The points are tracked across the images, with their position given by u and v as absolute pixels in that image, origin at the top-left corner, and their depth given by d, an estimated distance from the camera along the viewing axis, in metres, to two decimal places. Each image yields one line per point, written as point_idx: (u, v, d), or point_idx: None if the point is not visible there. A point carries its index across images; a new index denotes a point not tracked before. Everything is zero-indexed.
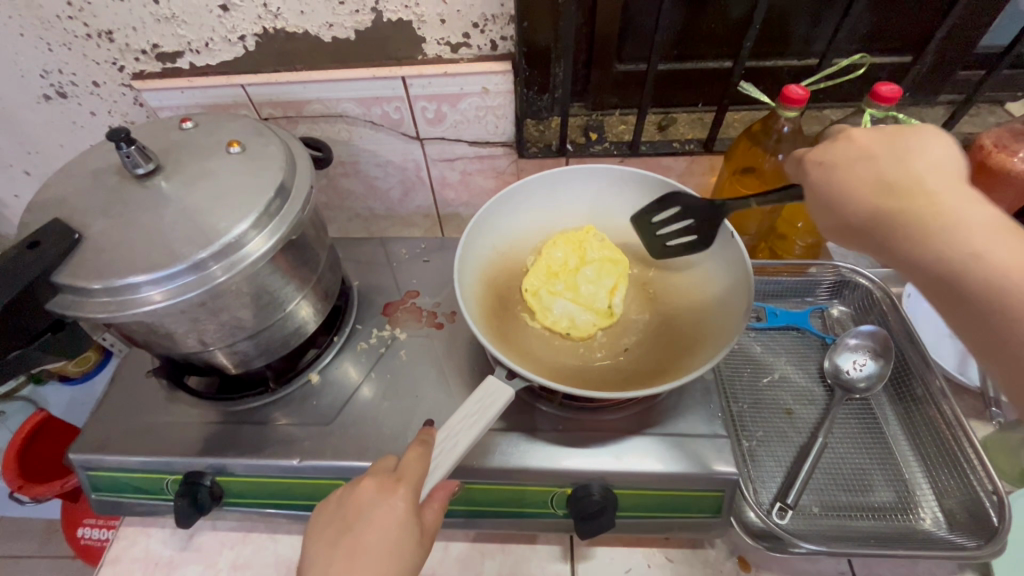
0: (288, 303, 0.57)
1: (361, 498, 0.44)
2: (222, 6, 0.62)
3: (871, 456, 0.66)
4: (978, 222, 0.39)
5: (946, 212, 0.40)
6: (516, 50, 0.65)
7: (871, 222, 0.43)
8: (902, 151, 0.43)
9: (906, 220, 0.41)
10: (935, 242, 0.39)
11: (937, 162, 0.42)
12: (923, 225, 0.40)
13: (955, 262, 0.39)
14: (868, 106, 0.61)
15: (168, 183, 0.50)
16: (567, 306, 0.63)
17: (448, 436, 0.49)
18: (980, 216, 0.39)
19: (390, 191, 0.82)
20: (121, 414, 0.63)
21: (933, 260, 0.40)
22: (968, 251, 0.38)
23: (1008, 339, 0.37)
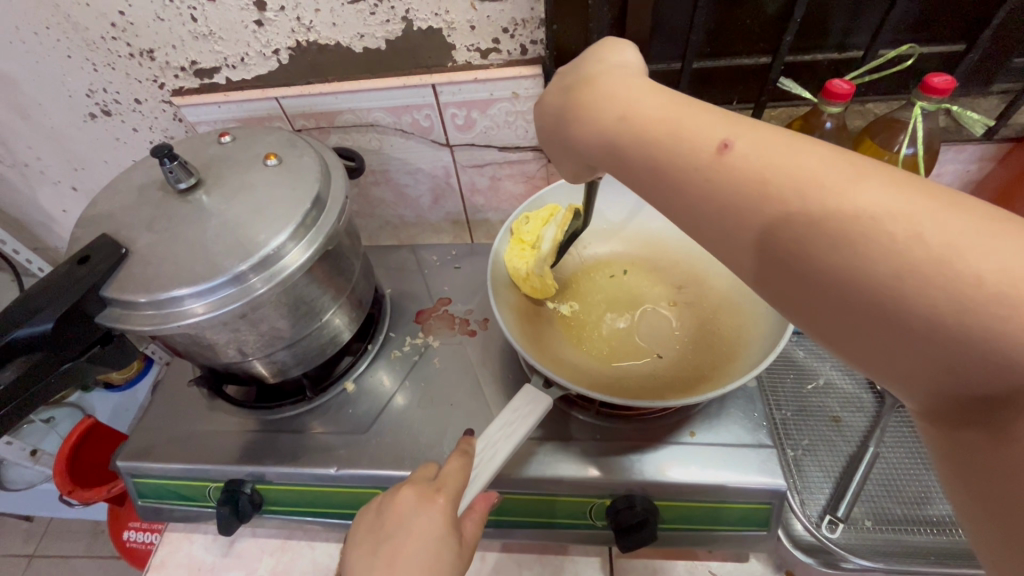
0: (324, 312, 0.58)
1: (403, 505, 0.44)
2: (257, 21, 0.62)
3: (927, 467, 0.63)
4: (635, 103, 0.37)
5: (638, 127, 0.36)
6: (545, 54, 0.64)
7: (570, 124, 0.41)
8: (597, 56, 0.43)
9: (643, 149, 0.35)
10: (611, 136, 0.37)
11: (621, 61, 0.42)
12: (656, 167, 0.34)
13: (637, 134, 0.36)
14: (918, 98, 0.58)
15: (208, 197, 0.51)
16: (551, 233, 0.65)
17: (484, 448, 0.48)
18: (636, 100, 0.37)
19: (420, 198, 0.82)
20: (164, 422, 0.64)
21: (638, 149, 0.35)
22: (625, 118, 0.37)
23: (703, 217, 0.32)
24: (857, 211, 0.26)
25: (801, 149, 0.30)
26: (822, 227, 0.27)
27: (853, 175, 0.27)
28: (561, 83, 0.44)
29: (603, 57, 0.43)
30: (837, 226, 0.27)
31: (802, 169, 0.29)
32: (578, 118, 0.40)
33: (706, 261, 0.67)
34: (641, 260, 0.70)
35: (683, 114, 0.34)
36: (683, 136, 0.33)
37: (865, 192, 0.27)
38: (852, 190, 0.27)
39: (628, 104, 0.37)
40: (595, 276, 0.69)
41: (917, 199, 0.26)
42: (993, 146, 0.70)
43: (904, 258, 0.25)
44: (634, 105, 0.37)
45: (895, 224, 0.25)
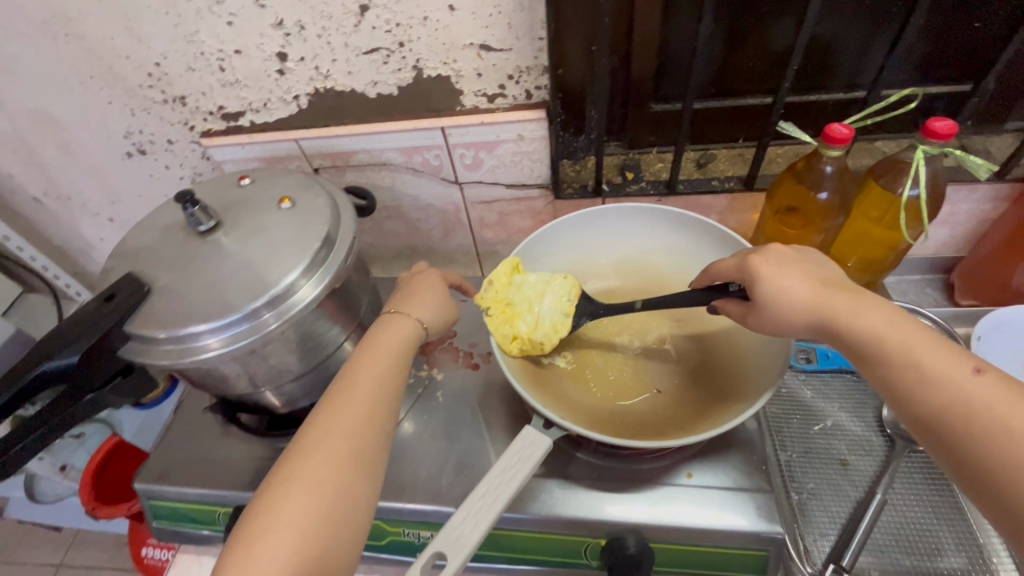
0: (332, 346, 0.60)
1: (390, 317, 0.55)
2: (279, 70, 0.67)
3: (938, 517, 0.61)
4: (793, 278, 0.48)
5: (810, 290, 0.48)
6: (549, 98, 0.67)
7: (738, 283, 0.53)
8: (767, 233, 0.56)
9: (792, 309, 0.48)
10: (774, 298, 0.49)
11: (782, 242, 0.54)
12: (796, 320, 0.48)
13: (799, 304, 0.48)
14: (921, 143, 0.58)
15: (226, 238, 0.55)
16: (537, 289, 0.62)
17: (466, 517, 0.47)
18: (797, 276, 0.49)
19: (431, 231, 0.85)
20: (180, 446, 0.67)
21: (802, 313, 0.47)
22: (786, 292, 0.48)
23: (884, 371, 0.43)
24: (951, 380, 0.40)
25: (911, 327, 0.43)
26: (922, 388, 0.40)
27: (962, 364, 0.40)
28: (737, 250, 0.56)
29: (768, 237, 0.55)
30: (927, 391, 0.40)
31: (904, 343, 0.42)
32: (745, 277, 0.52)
33: None
34: (639, 293, 0.71)
35: (834, 297, 0.46)
36: (837, 303, 0.46)
37: (933, 363, 0.41)
38: (956, 374, 0.40)
39: (789, 278, 0.48)
40: None
41: (980, 379, 0.39)
42: (1006, 186, 0.69)
43: (977, 419, 0.38)
44: (796, 281, 0.48)
45: (958, 392, 0.39)
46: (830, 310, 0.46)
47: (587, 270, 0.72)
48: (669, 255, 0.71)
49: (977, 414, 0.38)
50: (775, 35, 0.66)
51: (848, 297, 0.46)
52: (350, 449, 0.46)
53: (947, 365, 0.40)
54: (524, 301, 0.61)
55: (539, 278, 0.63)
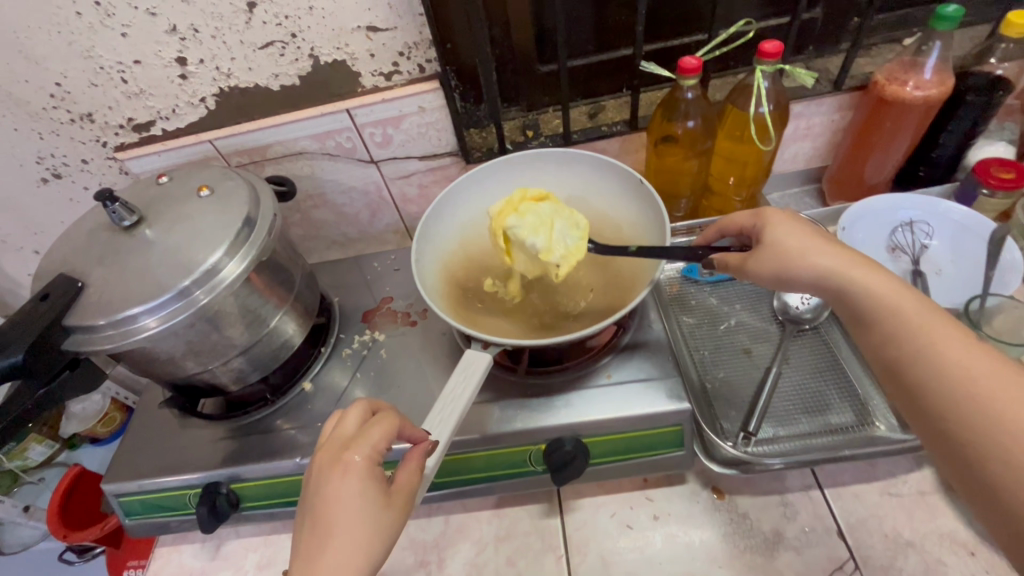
0: (271, 319, 0.65)
1: (358, 420, 0.50)
2: (181, 75, 0.70)
3: (826, 381, 0.71)
4: (799, 243, 0.52)
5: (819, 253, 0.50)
6: (441, 69, 0.73)
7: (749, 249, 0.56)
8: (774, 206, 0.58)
9: (791, 264, 0.51)
10: (780, 258, 0.52)
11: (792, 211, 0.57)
12: (803, 278, 0.51)
13: (802, 265, 0.51)
14: (758, 64, 0.67)
15: (151, 230, 0.58)
16: (559, 225, 0.64)
17: (443, 407, 0.54)
18: (801, 241, 0.52)
19: (359, 214, 0.90)
20: (142, 444, 0.70)
21: (807, 272, 0.50)
22: (794, 254, 0.51)
23: (883, 335, 0.46)
24: (945, 351, 0.42)
25: (917, 301, 0.46)
26: (913, 351, 0.44)
27: (961, 343, 0.42)
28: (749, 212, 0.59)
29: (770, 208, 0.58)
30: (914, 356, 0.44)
31: (906, 309, 0.45)
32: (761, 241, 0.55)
33: (607, 219, 0.75)
34: None
35: (847, 265, 0.49)
36: (855, 266, 0.49)
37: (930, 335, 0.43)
38: (953, 348, 0.42)
39: (798, 245, 0.51)
40: None
41: (973, 353, 0.42)
42: (845, 96, 0.80)
43: (960, 382, 0.41)
44: (802, 248, 0.51)
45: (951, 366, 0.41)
46: (835, 271, 0.49)
47: None
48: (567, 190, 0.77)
49: (958, 377, 0.41)
50: None
51: (865, 265, 0.49)
52: (365, 482, 0.45)
53: (942, 339, 0.43)
54: (545, 226, 0.64)
55: (547, 209, 0.65)
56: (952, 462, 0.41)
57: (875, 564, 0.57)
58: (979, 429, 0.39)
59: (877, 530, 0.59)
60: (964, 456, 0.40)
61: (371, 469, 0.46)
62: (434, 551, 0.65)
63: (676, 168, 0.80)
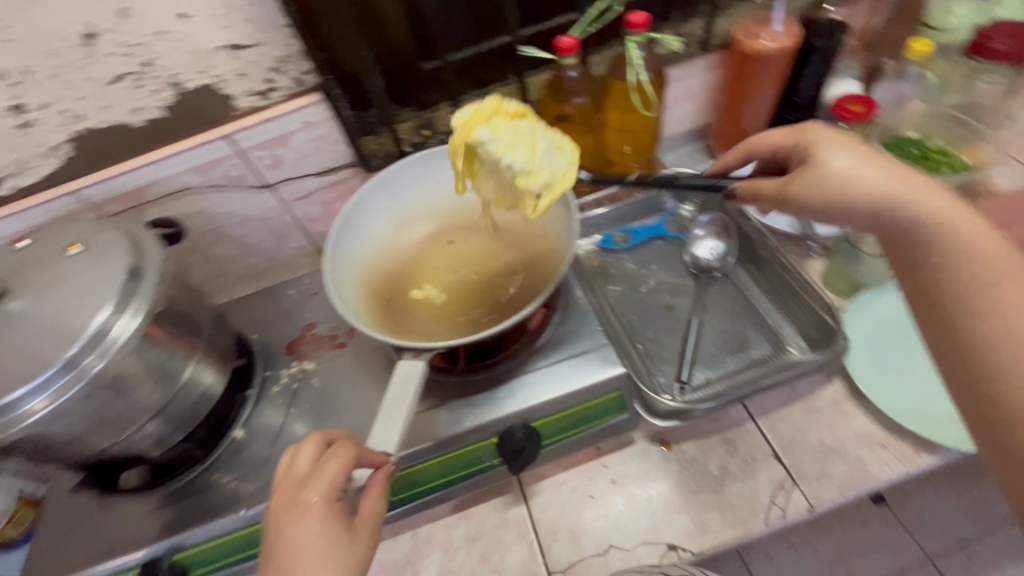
0: (183, 372, 0.61)
1: (314, 452, 0.47)
2: (22, 124, 0.63)
3: (742, 320, 0.76)
4: (866, 168, 0.47)
5: (874, 180, 0.47)
6: (320, 79, 0.70)
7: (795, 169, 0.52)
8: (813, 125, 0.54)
9: (841, 188, 0.48)
10: (836, 182, 0.48)
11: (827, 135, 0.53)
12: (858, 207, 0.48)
13: (874, 196, 0.47)
14: (630, 35, 0.70)
15: (16, 301, 0.52)
16: (543, 147, 0.59)
17: (387, 420, 0.52)
18: (863, 166, 0.48)
19: (263, 243, 0.85)
20: (60, 537, 0.63)
21: (862, 202, 0.47)
22: (850, 177, 0.48)
23: (936, 280, 0.45)
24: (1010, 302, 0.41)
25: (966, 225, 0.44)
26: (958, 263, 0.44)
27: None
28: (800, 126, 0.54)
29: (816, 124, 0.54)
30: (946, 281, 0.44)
31: (991, 260, 0.43)
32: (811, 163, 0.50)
33: (514, 203, 0.74)
34: (460, 225, 0.77)
35: (923, 201, 0.46)
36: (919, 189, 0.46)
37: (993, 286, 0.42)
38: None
39: (861, 167, 0.48)
40: (433, 250, 0.75)
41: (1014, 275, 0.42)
42: (714, 55, 0.86)
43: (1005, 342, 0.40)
44: (861, 172, 0.47)
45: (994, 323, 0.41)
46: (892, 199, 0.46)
47: (408, 223, 0.75)
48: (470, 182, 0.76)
49: (991, 339, 0.41)
50: None
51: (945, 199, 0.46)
52: (326, 522, 0.44)
53: (1012, 292, 0.41)
54: (521, 145, 0.58)
55: (526, 127, 0.59)
56: (959, 388, 0.43)
57: (809, 476, 0.63)
58: (1000, 379, 0.40)
59: (805, 445, 0.65)
60: (976, 388, 0.42)
61: (332, 505, 0.44)
62: (406, 569, 0.64)
63: (575, 146, 0.82)
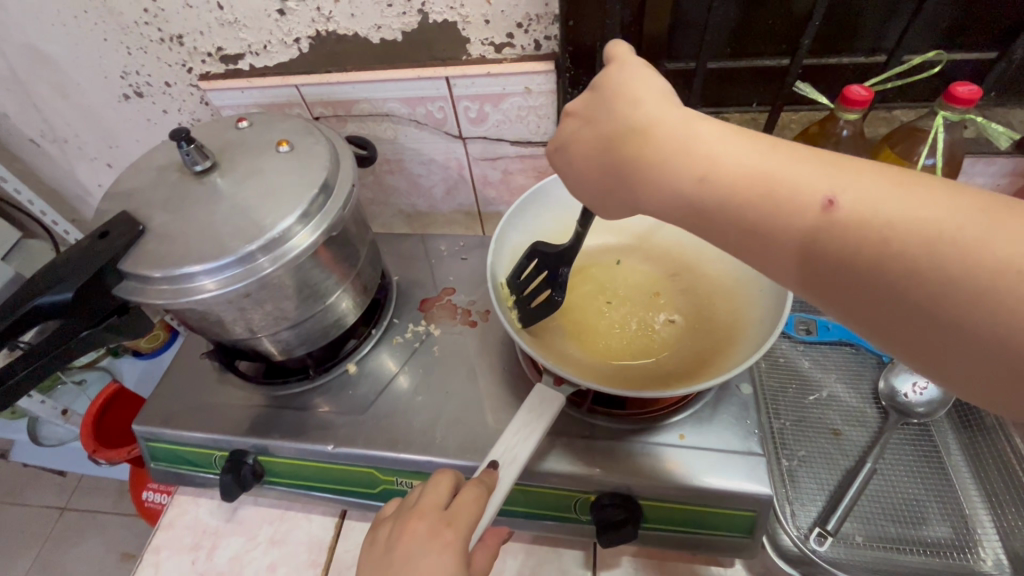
0: (329, 296, 0.60)
1: (447, 492, 0.46)
2: (279, 10, 0.65)
3: (926, 487, 0.62)
4: (894, 209, 0.31)
5: (755, 174, 0.35)
6: (559, 50, 0.65)
7: (824, 253, 0.33)
8: (806, 197, 0.33)
9: (784, 233, 0.34)
10: (873, 251, 0.31)
11: (888, 209, 0.31)
12: (676, 206, 0.39)
13: (904, 255, 0.30)
14: (941, 108, 0.56)
15: (223, 180, 0.54)
16: None
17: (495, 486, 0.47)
18: (894, 204, 0.31)
19: (433, 188, 0.83)
20: (179, 392, 0.68)
21: (871, 251, 0.31)
22: (867, 229, 0.31)
23: (913, 302, 0.31)
24: (875, 216, 0.31)
25: (727, 149, 0.37)
26: (854, 247, 0.32)
27: (936, 207, 0.30)
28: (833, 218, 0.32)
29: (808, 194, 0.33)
30: (888, 240, 0.31)
31: (901, 216, 0.31)
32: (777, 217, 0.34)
33: (701, 247, 0.67)
34: (633, 250, 0.70)
35: (896, 205, 0.31)
36: (630, 152, 0.41)
37: (867, 212, 0.31)
38: (900, 208, 0.31)
39: (859, 217, 0.32)
40: (599, 264, 0.69)
41: (909, 200, 0.31)
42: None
43: (943, 267, 0.29)
44: (879, 220, 0.31)
45: (942, 254, 0.30)
46: (642, 126, 0.40)
47: (581, 229, 0.70)
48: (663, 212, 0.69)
49: (914, 236, 0.30)
50: None
51: (763, 141, 0.37)
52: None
53: (926, 212, 0.30)
54: None
55: None
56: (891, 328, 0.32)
57: None
58: (938, 298, 0.30)
59: None
60: (877, 296, 0.32)
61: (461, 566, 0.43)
62: None
63: None
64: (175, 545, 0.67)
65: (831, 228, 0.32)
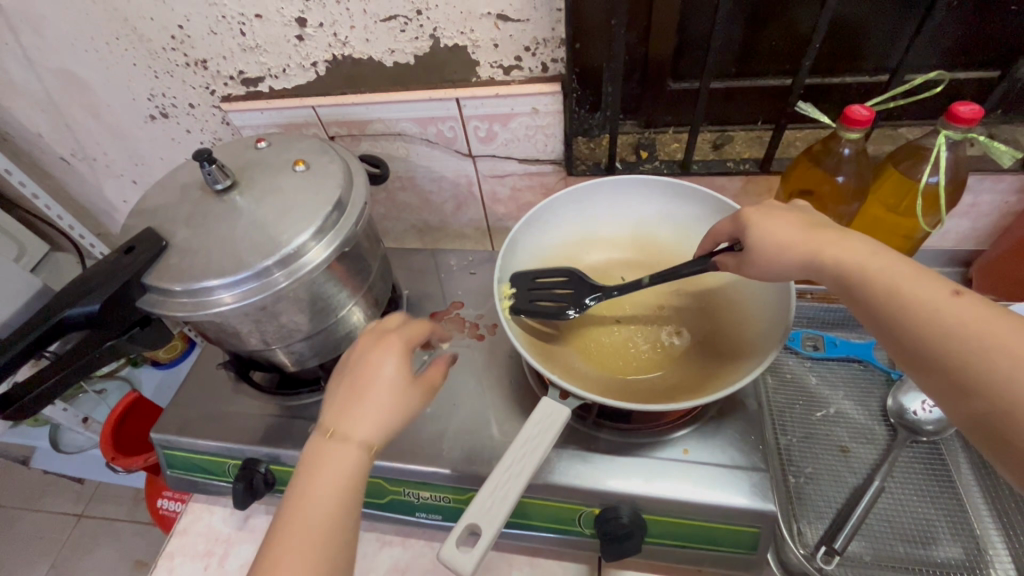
0: (341, 309, 0.62)
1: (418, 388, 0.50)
2: (298, 36, 0.68)
3: (936, 507, 0.61)
4: (978, 323, 0.38)
5: (864, 265, 0.44)
6: (566, 72, 0.67)
7: (903, 332, 0.41)
8: (898, 290, 0.42)
9: (880, 311, 0.42)
10: (951, 347, 0.38)
11: (971, 322, 0.38)
12: (798, 268, 0.49)
13: (977, 357, 0.37)
14: (944, 127, 0.57)
15: (242, 198, 0.56)
16: None
17: (496, 488, 0.47)
18: (975, 318, 0.38)
19: (443, 204, 0.86)
20: (195, 401, 0.70)
21: (944, 345, 0.38)
22: (947, 330, 0.39)
23: (977, 395, 0.37)
24: (958, 323, 0.38)
25: (893, 259, 0.44)
26: (933, 338, 0.39)
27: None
28: (920, 314, 0.40)
29: (904, 289, 0.41)
30: (968, 340, 0.38)
31: (987, 327, 0.37)
32: (878, 300, 0.42)
33: None
34: (638, 264, 0.71)
35: (987, 321, 0.38)
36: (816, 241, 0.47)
37: (949, 317, 0.39)
38: (981, 322, 0.38)
39: (941, 319, 0.39)
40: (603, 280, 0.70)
41: (1003, 319, 0.38)
42: None
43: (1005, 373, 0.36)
44: (958, 326, 0.38)
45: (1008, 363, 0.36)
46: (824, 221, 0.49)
47: (587, 244, 0.72)
48: (666, 228, 0.70)
49: (988, 346, 0.37)
50: (806, 9, 0.63)
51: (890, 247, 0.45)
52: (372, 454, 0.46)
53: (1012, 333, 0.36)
54: None
55: None
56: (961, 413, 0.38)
57: None
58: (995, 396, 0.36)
59: None
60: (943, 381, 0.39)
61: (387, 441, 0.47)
62: None
63: None
64: (188, 551, 0.68)
65: (914, 317, 0.40)
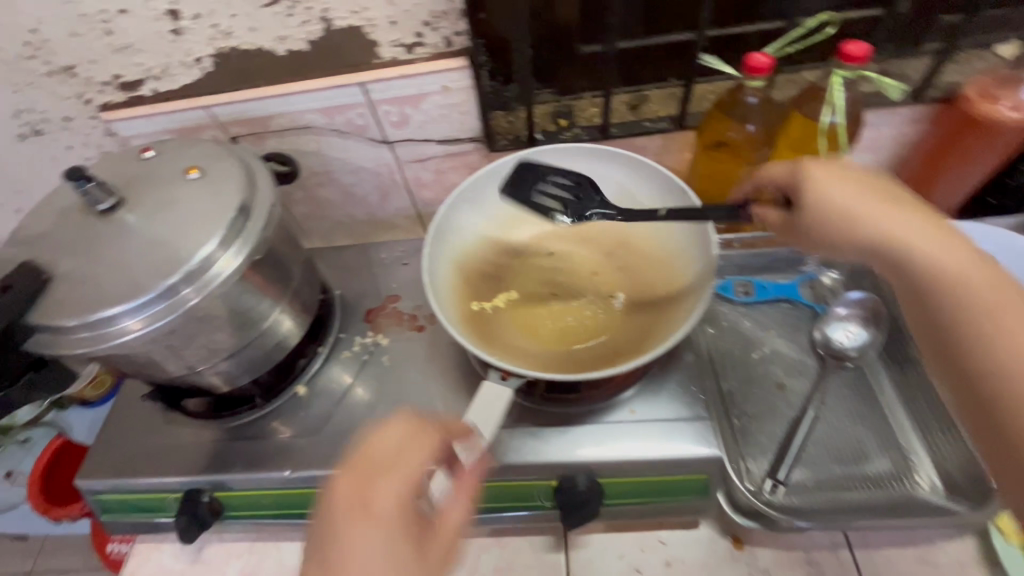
0: (266, 319, 0.59)
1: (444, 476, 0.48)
2: (174, 31, 0.62)
3: (867, 426, 0.66)
4: (986, 296, 0.40)
5: (888, 225, 0.45)
6: (470, 44, 0.64)
7: (917, 289, 0.43)
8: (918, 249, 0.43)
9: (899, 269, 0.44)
10: (956, 313, 0.40)
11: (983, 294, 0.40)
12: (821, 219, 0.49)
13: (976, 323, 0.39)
14: (837, 67, 0.59)
15: (131, 215, 0.51)
16: None
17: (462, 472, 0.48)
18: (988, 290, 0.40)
19: (367, 196, 0.82)
20: (122, 439, 0.65)
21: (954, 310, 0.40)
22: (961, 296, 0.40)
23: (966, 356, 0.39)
24: (973, 291, 0.40)
25: (911, 221, 0.45)
26: (946, 301, 0.41)
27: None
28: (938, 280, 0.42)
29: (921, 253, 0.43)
30: (974, 305, 0.40)
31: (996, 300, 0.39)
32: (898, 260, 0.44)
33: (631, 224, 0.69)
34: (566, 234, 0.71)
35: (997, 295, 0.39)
36: (840, 190, 0.48)
37: (962, 284, 0.41)
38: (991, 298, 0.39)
39: (956, 285, 0.41)
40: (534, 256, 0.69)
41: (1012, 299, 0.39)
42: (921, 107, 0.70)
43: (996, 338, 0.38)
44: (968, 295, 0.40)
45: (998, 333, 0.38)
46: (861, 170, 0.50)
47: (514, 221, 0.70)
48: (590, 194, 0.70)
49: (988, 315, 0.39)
50: None
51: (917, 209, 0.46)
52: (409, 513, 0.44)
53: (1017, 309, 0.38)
54: None
55: None
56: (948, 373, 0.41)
57: None
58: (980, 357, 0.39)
59: None
60: (943, 340, 0.41)
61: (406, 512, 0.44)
62: None
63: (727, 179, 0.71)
64: None
65: (931, 277, 0.42)
